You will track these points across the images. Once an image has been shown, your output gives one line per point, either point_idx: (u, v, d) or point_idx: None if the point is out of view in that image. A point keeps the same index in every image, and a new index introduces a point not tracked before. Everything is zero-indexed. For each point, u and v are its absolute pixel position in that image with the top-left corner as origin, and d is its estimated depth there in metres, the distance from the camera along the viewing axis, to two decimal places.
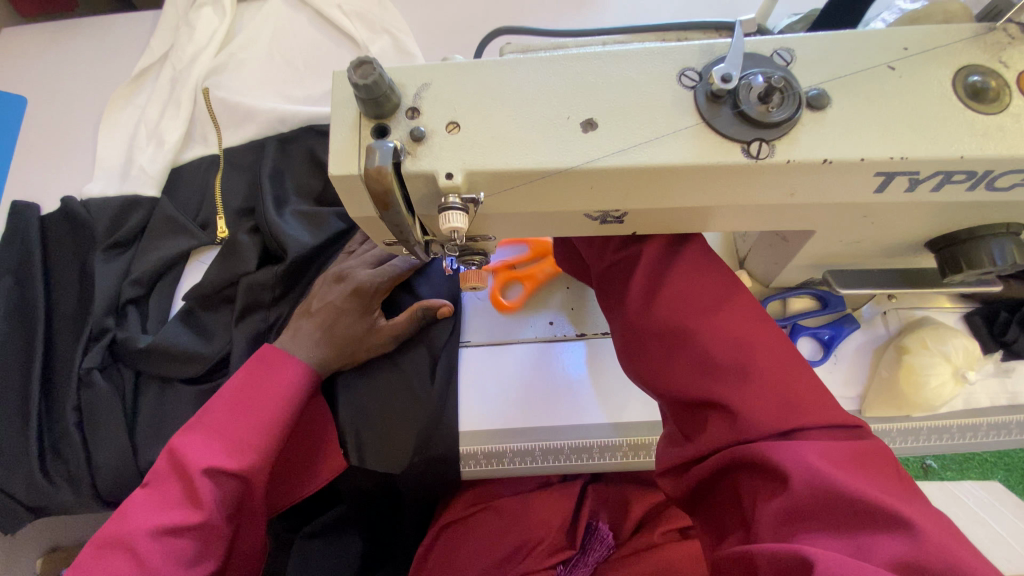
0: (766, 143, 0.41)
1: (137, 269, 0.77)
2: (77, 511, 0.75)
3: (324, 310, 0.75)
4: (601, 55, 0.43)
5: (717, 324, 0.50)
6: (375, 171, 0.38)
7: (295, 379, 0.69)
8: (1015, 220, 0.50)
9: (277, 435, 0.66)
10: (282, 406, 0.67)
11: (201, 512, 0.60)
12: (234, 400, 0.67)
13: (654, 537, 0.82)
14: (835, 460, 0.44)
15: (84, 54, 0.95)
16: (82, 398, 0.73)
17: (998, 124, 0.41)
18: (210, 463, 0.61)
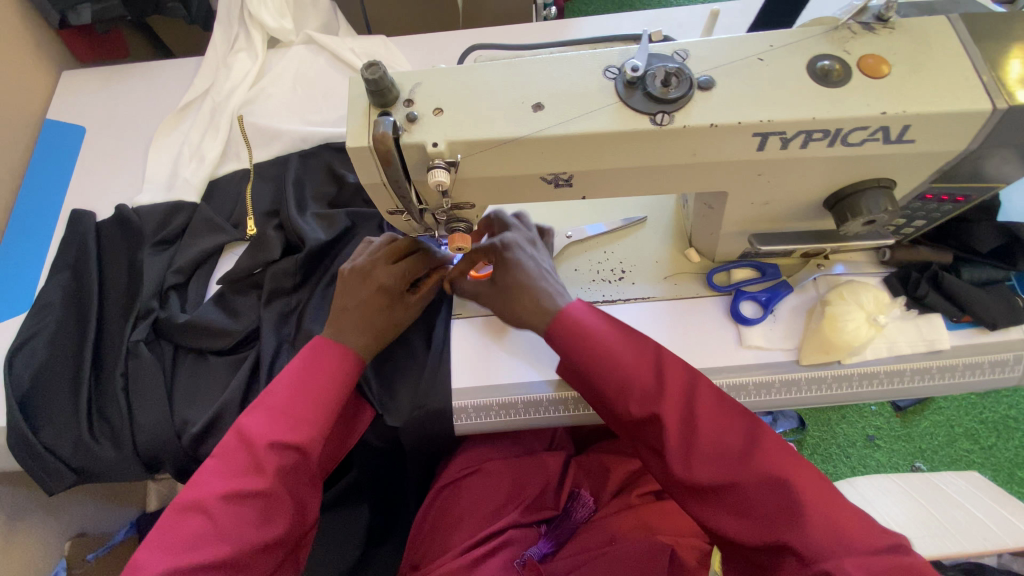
0: (668, 114, 0.55)
1: (178, 260, 0.91)
2: (115, 470, 0.85)
3: (366, 306, 0.78)
4: (547, 59, 0.59)
5: (755, 470, 0.59)
6: (380, 136, 0.53)
7: (348, 364, 0.77)
8: (885, 176, 0.63)
9: (331, 411, 0.74)
10: (336, 385, 0.75)
11: (266, 479, 0.67)
12: (293, 382, 0.74)
13: (631, 500, 0.91)
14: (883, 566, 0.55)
15: (136, 92, 1.13)
16: (128, 368, 0.85)
17: (842, 93, 0.56)
18: (274, 437, 0.69)
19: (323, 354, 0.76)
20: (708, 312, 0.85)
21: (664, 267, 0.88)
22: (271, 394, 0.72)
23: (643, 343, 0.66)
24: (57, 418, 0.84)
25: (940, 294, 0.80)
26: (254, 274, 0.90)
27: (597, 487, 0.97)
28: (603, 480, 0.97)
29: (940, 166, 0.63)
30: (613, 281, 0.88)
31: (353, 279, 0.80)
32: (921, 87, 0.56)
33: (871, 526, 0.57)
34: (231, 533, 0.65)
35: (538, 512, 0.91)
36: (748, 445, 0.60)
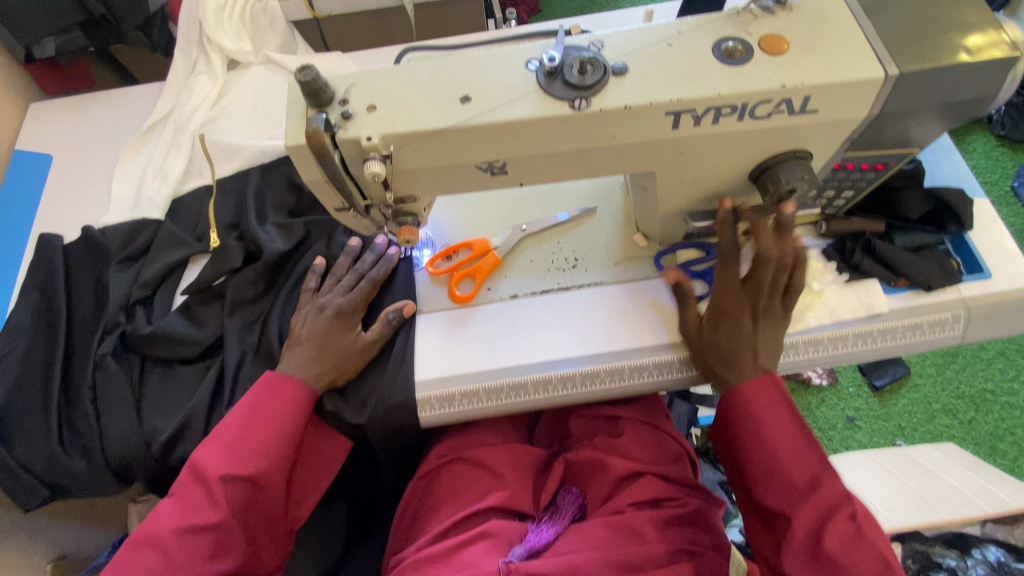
0: (585, 98, 0.59)
1: (143, 274, 0.93)
2: (89, 485, 0.86)
3: (312, 337, 0.84)
4: (473, 55, 0.63)
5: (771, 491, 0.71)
6: (313, 130, 0.57)
7: (296, 399, 0.80)
8: (799, 146, 0.67)
9: (281, 447, 0.78)
10: (287, 419, 0.79)
11: (219, 513, 0.72)
12: (247, 416, 0.78)
13: (619, 504, 0.78)
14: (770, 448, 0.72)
15: (101, 118, 1.16)
16: (95, 381, 0.87)
17: (744, 71, 0.60)
18: (225, 471, 0.73)
19: (277, 390, 0.80)
20: (657, 292, 0.88)
21: (615, 253, 0.92)
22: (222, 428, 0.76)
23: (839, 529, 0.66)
24: (28, 434, 0.86)
25: (874, 261, 0.84)
26: (217, 283, 0.92)
27: (589, 488, 0.84)
28: (595, 480, 0.83)
29: (850, 135, 0.67)
30: (567, 269, 0.92)
31: (313, 308, 0.87)
32: (818, 60, 0.60)
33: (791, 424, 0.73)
34: (183, 564, 0.69)
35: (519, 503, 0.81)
36: (809, 485, 0.69)
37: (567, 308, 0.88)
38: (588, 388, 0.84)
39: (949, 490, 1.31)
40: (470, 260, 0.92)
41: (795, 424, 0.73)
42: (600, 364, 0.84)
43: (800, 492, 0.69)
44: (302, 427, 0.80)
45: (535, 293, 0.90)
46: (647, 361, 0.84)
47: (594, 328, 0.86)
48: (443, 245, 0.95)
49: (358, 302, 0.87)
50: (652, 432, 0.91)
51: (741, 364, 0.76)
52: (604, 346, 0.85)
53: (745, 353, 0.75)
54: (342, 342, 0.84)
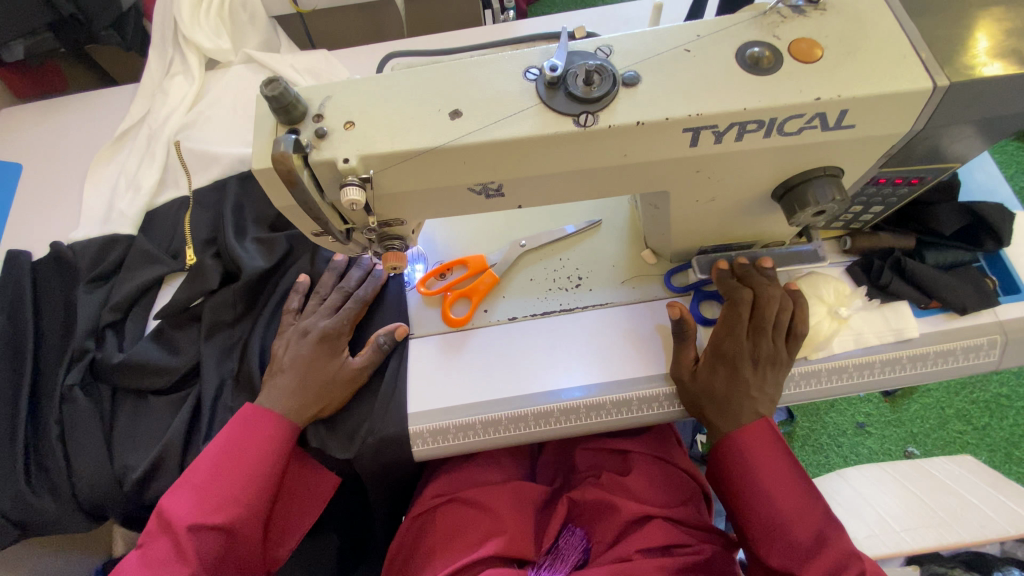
0: (592, 114, 0.52)
1: (114, 296, 0.87)
2: (59, 524, 0.81)
3: (295, 366, 0.78)
4: (465, 63, 0.55)
5: (774, 549, 0.67)
6: (280, 155, 0.49)
7: (273, 436, 0.74)
8: (829, 163, 0.60)
9: (258, 490, 0.72)
10: (264, 459, 0.73)
11: (187, 568, 0.66)
12: (221, 455, 0.73)
13: (627, 551, 0.75)
14: (767, 501, 0.68)
15: (71, 123, 1.09)
16: (63, 414, 0.81)
17: (773, 81, 0.53)
18: (194, 521, 0.68)
19: (253, 425, 0.74)
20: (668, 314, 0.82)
21: (622, 270, 0.86)
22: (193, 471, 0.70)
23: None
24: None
25: (904, 281, 0.78)
26: (193, 305, 0.86)
27: (594, 529, 0.81)
28: (602, 522, 0.80)
29: (887, 150, 0.60)
30: (570, 289, 0.85)
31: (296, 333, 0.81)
32: (856, 69, 0.53)
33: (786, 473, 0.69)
34: None
35: (522, 546, 0.77)
36: (813, 540, 0.65)
37: (571, 332, 0.82)
38: (594, 420, 0.77)
39: (967, 507, 1.20)
40: (466, 279, 0.86)
41: (792, 472, 0.69)
42: (606, 395, 0.77)
43: (806, 549, 0.65)
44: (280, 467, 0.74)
45: (537, 314, 0.84)
46: (657, 391, 0.77)
47: (599, 354, 0.80)
48: (437, 263, 0.89)
49: (345, 325, 0.82)
50: (658, 463, 0.86)
51: (741, 411, 0.71)
52: (610, 374, 0.79)
53: (746, 400, 0.71)
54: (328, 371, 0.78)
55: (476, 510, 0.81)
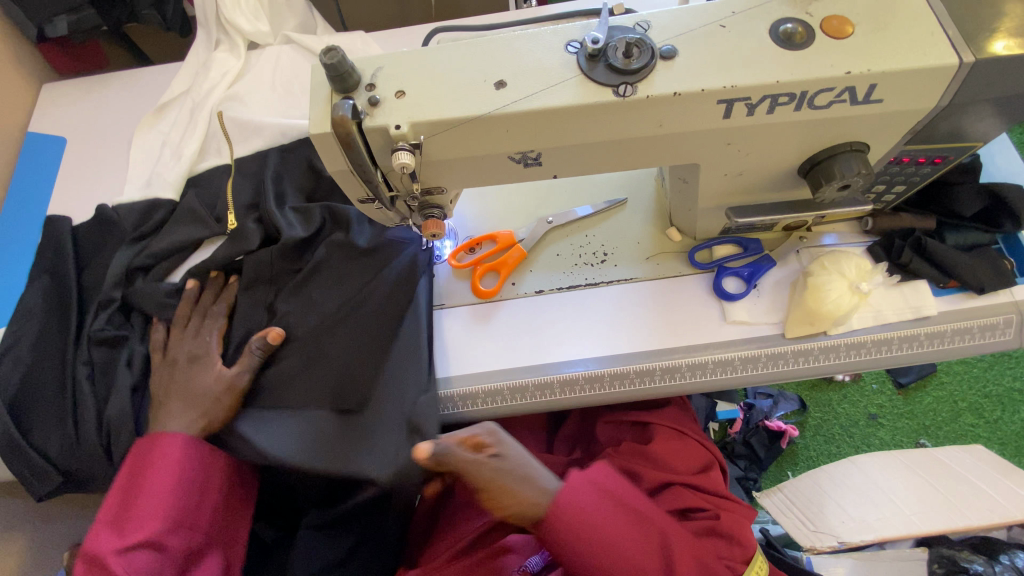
0: (630, 84, 0.55)
1: (152, 249, 0.91)
2: (98, 474, 0.85)
3: None
4: (508, 37, 0.58)
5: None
6: (339, 118, 0.53)
7: (180, 448, 0.78)
8: (856, 138, 0.62)
9: (162, 498, 0.76)
10: (174, 474, 0.77)
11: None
12: (126, 483, 0.77)
13: None
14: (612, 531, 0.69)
15: (114, 98, 1.13)
16: (98, 358, 0.86)
17: (805, 55, 0.55)
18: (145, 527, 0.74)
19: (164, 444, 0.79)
20: (690, 289, 0.85)
21: (646, 247, 0.88)
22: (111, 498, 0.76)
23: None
24: (38, 413, 0.84)
25: (924, 260, 0.80)
26: (232, 262, 0.90)
27: None
28: None
29: (911, 127, 0.62)
30: (595, 264, 0.88)
31: None
32: (885, 45, 0.55)
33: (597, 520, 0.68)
34: None
35: None
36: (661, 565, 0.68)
37: (596, 307, 0.85)
38: (618, 389, 0.80)
39: (978, 494, 1.23)
40: (492, 253, 0.89)
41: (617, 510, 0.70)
42: (629, 365, 0.80)
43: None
44: (195, 472, 0.79)
45: (562, 288, 0.87)
46: (678, 363, 0.80)
47: (623, 329, 0.83)
48: (466, 238, 0.92)
49: None
50: (677, 437, 0.87)
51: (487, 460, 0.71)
52: (633, 347, 0.81)
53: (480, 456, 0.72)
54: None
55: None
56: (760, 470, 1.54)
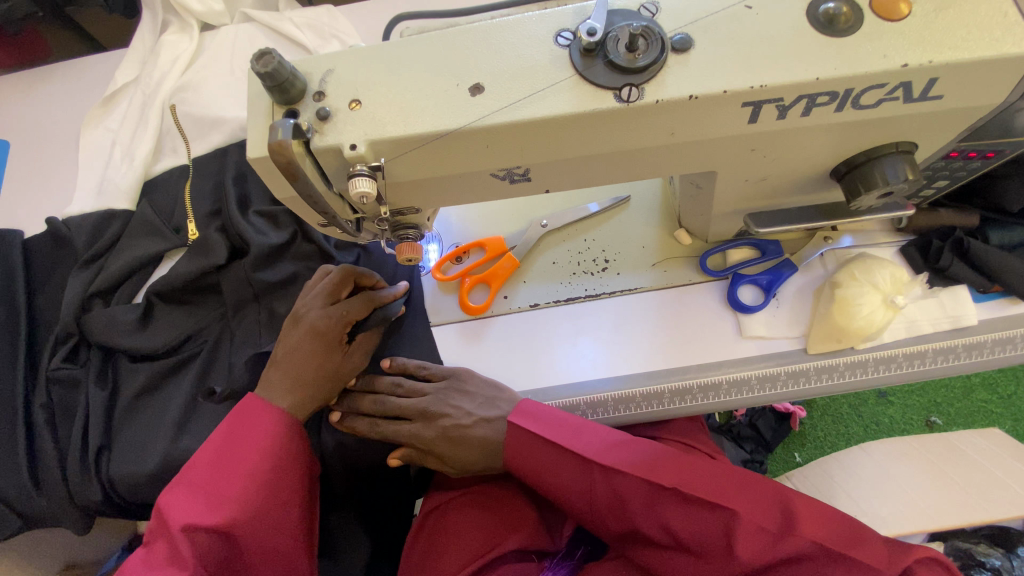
0: (636, 86, 0.45)
1: (107, 269, 0.82)
2: (60, 520, 0.78)
3: (293, 359, 0.69)
4: (483, 27, 0.48)
5: (588, 504, 0.66)
6: (277, 145, 0.43)
7: (273, 430, 0.65)
8: (903, 138, 0.52)
9: (250, 489, 0.62)
10: (262, 460, 0.63)
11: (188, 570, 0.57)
12: (223, 450, 0.63)
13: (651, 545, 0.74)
14: (538, 461, 0.67)
15: (58, 92, 1.02)
16: (55, 396, 0.79)
17: (850, 45, 0.45)
18: (189, 521, 0.58)
19: (252, 418, 0.65)
20: (701, 299, 0.76)
21: (653, 252, 0.79)
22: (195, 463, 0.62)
23: (643, 485, 0.63)
24: None
25: (966, 263, 0.71)
26: (199, 278, 0.81)
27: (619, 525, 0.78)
28: None
29: (969, 124, 0.52)
30: (596, 273, 0.80)
31: (287, 327, 0.72)
32: (949, 27, 0.45)
33: (517, 448, 0.67)
34: None
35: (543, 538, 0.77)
36: (615, 495, 0.64)
37: (597, 322, 0.77)
38: (621, 414, 0.71)
39: None
40: (482, 263, 0.81)
41: (544, 445, 0.67)
42: (635, 388, 0.72)
43: (607, 505, 0.65)
44: (280, 463, 0.64)
45: (558, 301, 0.78)
46: (688, 385, 0.71)
47: (628, 348, 0.75)
48: (452, 245, 0.83)
49: (338, 322, 0.71)
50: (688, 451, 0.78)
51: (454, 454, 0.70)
52: (638, 366, 0.74)
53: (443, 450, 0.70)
54: (326, 365, 0.70)
55: (487, 514, 0.78)
56: (766, 453, 1.42)
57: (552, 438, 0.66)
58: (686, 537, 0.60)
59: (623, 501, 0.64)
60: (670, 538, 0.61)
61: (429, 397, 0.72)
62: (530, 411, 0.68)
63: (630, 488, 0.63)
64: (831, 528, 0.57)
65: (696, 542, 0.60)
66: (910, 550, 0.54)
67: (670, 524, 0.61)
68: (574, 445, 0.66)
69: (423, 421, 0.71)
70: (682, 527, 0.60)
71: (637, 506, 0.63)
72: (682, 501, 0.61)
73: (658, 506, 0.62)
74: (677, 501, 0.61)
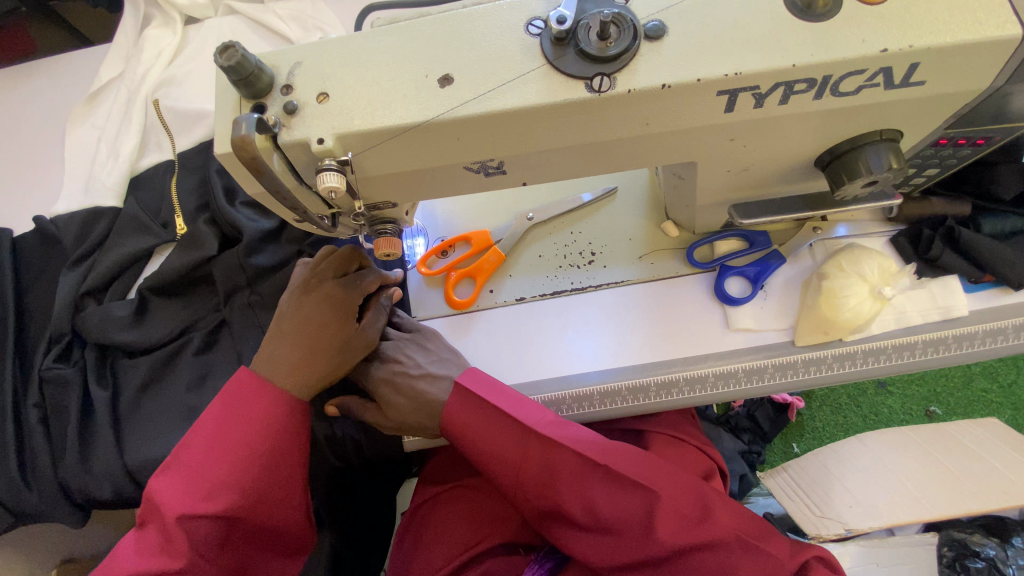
0: (607, 76, 0.44)
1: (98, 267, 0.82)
2: (53, 519, 0.77)
3: (301, 329, 0.66)
4: (454, 16, 0.46)
5: (512, 475, 0.62)
6: (240, 140, 0.41)
7: (270, 409, 0.61)
8: (886, 126, 0.51)
9: (248, 473, 0.58)
10: (260, 440, 0.59)
11: (180, 560, 0.54)
12: (218, 429, 0.59)
13: None
14: (473, 427, 0.64)
15: (43, 89, 1.01)
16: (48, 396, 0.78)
17: (828, 30, 0.43)
18: (184, 508, 0.55)
19: (246, 395, 0.61)
20: (688, 291, 0.76)
21: (639, 244, 0.79)
22: (188, 444, 0.58)
23: (577, 460, 0.61)
24: None
25: (957, 253, 0.69)
26: (193, 270, 0.81)
27: None
28: None
29: (956, 109, 0.51)
30: (582, 266, 0.79)
31: (293, 295, 0.69)
32: (931, 11, 0.43)
33: (454, 412, 0.65)
34: None
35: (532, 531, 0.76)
36: (547, 467, 0.61)
37: (582, 315, 0.76)
38: (606, 407, 0.71)
39: None
40: (467, 257, 0.80)
41: (484, 408, 0.64)
42: (621, 381, 0.71)
43: (534, 477, 0.62)
44: (280, 443, 0.60)
45: (544, 295, 0.78)
46: (675, 378, 0.71)
47: (613, 341, 0.74)
48: (438, 239, 0.83)
49: (352, 294, 0.69)
50: (673, 445, 0.77)
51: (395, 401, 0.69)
52: (624, 359, 0.73)
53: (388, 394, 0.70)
54: (337, 336, 0.67)
55: (473, 507, 0.77)
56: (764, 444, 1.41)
57: (492, 404, 0.64)
58: (609, 517, 0.59)
59: (554, 475, 0.61)
60: (594, 520, 0.59)
61: (392, 341, 0.73)
62: (474, 378, 0.67)
63: (565, 462, 0.61)
64: (742, 520, 0.59)
65: (616, 521, 0.59)
66: (809, 547, 0.57)
67: (596, 502, 0.59)
68: (513, 413, 0.63)
69: (378, 361, 0.72)
70: (605, 506, 0.59)
71: (567, 482, 0.61)
72: (613, 480, 0.60)
73: (589, 483, 0.60)
74: (607, 481, 0.60)
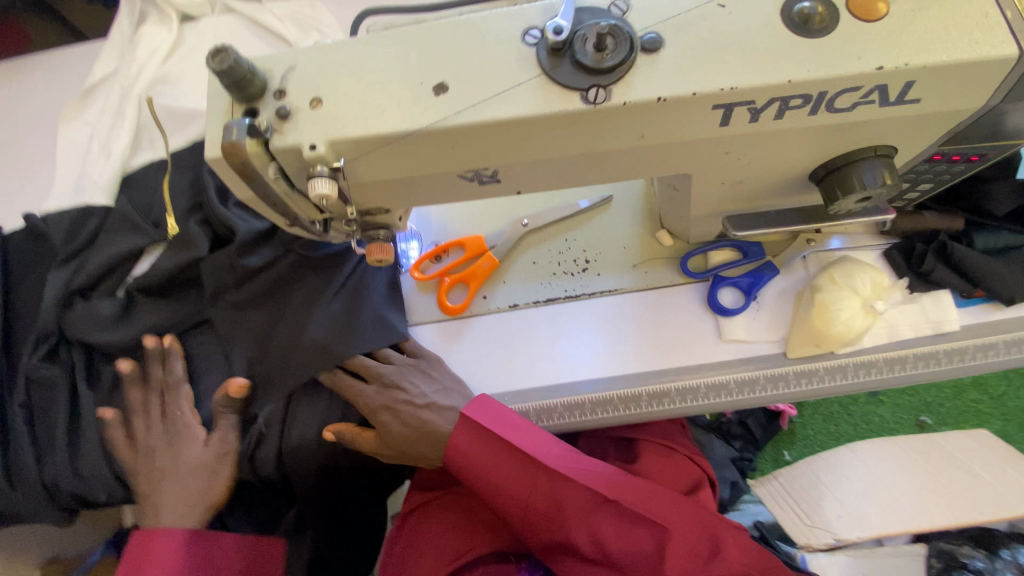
0: (603, 87, 0.44)
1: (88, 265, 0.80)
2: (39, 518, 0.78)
3: None
4: (449, 24, 0.46)
5: (521, 509, 0.65)
6: (230, 145, 0.43)
7: None
8: (881, 142, 0.51)
9: None
10: None
11: None
12: None
13: None
14: (483, 461, 0.65)
15: (36, 85, 1.00)
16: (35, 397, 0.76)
17: (824, 46, 0.43)
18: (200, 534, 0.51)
19: None
20: (682, 301, 0.75)
21: (634, 253, 0.78)
22: None
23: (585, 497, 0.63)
24: None
25: (949, 268, 0.70)
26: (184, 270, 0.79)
27: None
28: None
29: (950, 126, 0.51)
30: (576, 273, 0.79)
31: None
32: (926, 30, 0.43)
33: (463, 446, 0.66)
34: None
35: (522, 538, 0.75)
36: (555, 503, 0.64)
37: (575, 323, 0.76)
38: (597, 416, 0.71)
39: None
40: (461, 262, 0.80)
41: (493, 444, 0.65)
42: (613, 390, 0.71)
43: (543, 512, 0.64)
44: None
45: (538, 301, 0.77)
46: (666, 388, 0.71)
47: (606, 349, 0.74)
48: (432, 244, 0.82)
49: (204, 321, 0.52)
50: (664, 454, 0.77)
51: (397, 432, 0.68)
52: (616, 368, 0.73)
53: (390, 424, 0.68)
54: None
55: (463, 513, 0.77)
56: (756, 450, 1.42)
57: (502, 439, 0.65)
58: (616, 552, 0.62)
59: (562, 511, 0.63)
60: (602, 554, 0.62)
61: (393, 367, 0.71)
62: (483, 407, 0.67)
63: (573, 499, 0.63)
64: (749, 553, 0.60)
65: (623, 555, 0.61)
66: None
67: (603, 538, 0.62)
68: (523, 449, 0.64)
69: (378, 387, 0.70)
70: (612, 542, 0.62)
71: (575, 519, 0.63)
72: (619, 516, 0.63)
73: (596, 520, 0.63)
74: (614, 517, 0.63)
